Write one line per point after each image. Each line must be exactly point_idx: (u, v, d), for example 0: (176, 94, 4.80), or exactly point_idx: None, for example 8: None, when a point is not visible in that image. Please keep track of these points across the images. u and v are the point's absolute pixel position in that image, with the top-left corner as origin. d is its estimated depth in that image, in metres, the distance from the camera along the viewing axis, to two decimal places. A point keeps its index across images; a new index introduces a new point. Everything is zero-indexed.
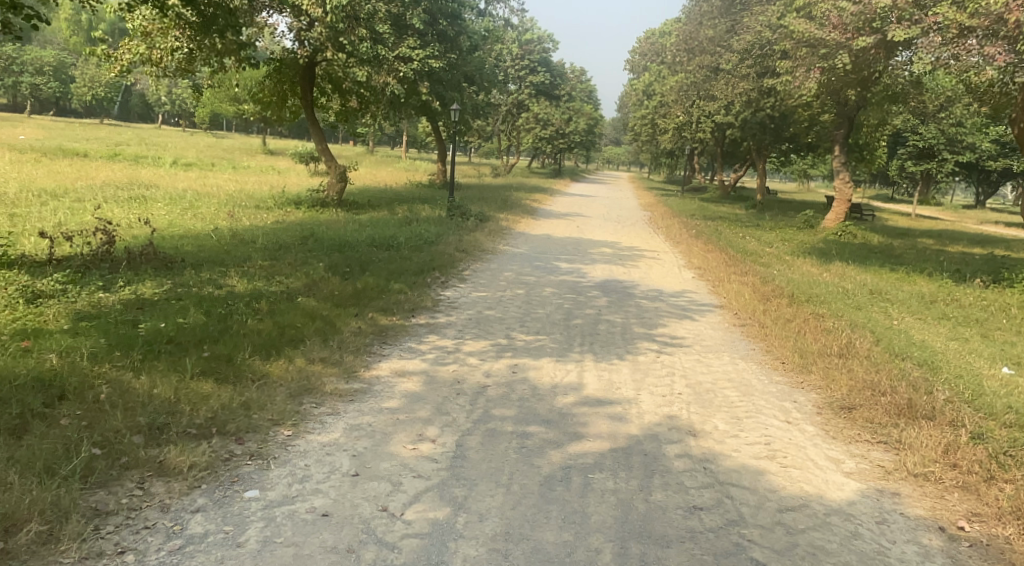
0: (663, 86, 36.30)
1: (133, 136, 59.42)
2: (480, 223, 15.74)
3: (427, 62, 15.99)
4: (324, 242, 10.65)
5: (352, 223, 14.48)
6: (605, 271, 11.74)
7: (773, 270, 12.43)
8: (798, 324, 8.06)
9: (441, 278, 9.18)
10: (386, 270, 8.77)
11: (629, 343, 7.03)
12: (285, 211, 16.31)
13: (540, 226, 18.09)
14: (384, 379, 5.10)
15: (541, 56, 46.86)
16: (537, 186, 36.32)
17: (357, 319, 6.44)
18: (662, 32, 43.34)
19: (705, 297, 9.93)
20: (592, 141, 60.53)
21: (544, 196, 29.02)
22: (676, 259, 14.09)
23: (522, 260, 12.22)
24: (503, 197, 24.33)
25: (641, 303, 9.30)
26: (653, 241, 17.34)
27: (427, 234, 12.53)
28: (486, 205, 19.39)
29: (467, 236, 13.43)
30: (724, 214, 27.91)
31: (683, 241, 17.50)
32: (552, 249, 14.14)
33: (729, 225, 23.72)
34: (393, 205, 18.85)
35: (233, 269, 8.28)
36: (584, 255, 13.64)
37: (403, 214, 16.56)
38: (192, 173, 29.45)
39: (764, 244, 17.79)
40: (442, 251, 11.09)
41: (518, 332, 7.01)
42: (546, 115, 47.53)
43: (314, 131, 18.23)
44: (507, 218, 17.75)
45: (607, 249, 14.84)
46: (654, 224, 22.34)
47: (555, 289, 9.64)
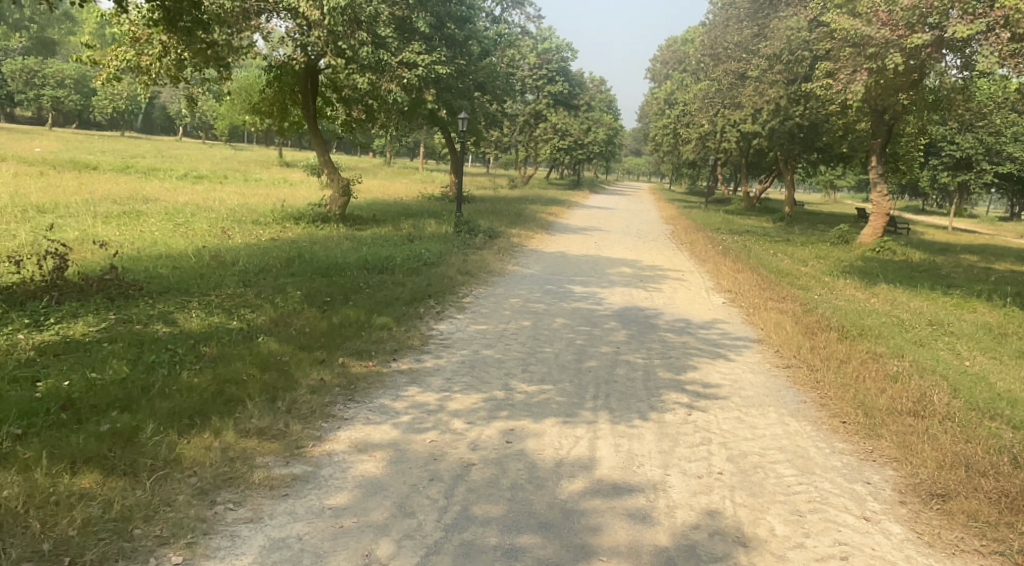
0: (686, 94, 35.04)
1: (150, 148, 59.26)
2: (489, 241, 14.63)
3: (433, 68, 14.95)
4: (310, 264, 9.57)
5: (351, 241, 13.40)
6: (625, 297, 10.53)
7: (812, 295, 11.16)
8: (855, 369, 6.79)
9: (436, 309, 8.03)
10: (371, 301, 7.63)
11: (654, 394, 5.82)
12: (282, 227, 15.35)
13: (555, 242, 16.94)
14: (338, 457, 3.94)
15: (560, 65, 45.84)
16: (555, 198, 35.16)
17: (320, 368, 5.28)
18: (684, 40, 42.11)
19: (738, 330, 8.69)
20: (612, 152, 59.34)
21: (560, 208, 27.91)
22: (704, 281, 12.82)
23: (533, 282, 11.05)
24: (518, 210, 23.22)
25: (666, 338, 8.07)
26: (677, 259, 16.10)
27: (429, 254, 11.40)
28: (499, 220, 18.28)
29: (474, 256, 12.28)
30: (751, 228, 26.54)
31: (709, 259, 16.25)
32: (566, 269, 12.96)
33: (757, 240, 22.38)
34: (399, 220, 17.83)
35: (195, 299, 7.20)
36: (602, 277, 12.43)
37: (407, 230, 15.52)
38: (199, 186, 28.70)
39: (797, 263, 16.43)
40: (443, 275, 9.97)
41: (519, 381, 5.84)
42: (564, 125, 46.43)
43: (316, 141, 17.24)
44: (519, 234, 16.63)
45: (627, 269, 13.61)
46: (678, 239, 21.09)
47: (566, 320, 8.45)
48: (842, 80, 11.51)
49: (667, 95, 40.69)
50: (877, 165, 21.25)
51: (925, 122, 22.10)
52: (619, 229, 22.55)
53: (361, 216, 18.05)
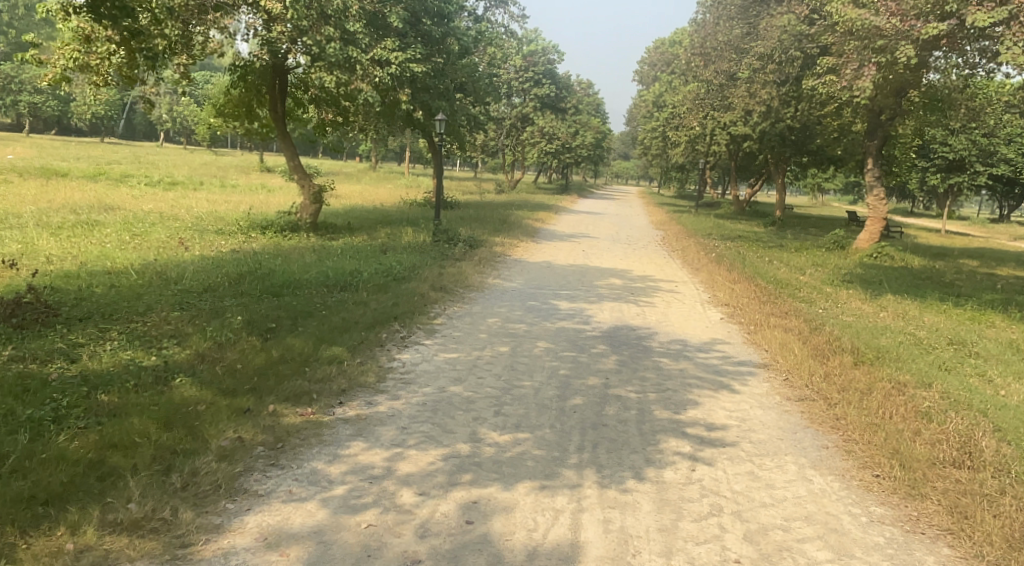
0: (674, 96, 34.28)
1: (129, 154, 57.91)
2: (469, 251, 13.70)
3: (407, 67, 13.96)
4: (263, 282, 8.58)
5: (320, 253, 12.42)
6: (615, 313, 9.61)
7: (816, 309, 10.29)
8: (879, 402, 5.90)
9: (400, 334, 7.07)
10: (323, 327, 6.66)
11: (650, 442, 4.88)
12: (247, 237, 14.36)
13: (540, 251, 16.02)
14: (236, 559, 2.99)
15: (546, 68, 45.02)
16: (542, 203, 34.27)
17: (242, 421, 4.32)
18: (673, 41, 41.42)
19: (740, 352, 7.80)
20: (600, 155, 58.60)
21: (547, 214, 27.01)
22: (699, 293, 11.94)
23: (514, 298, 10.11)
24: (503, 217, 22.27)
25: (661, 363, 7.13)
26: (670, 268, 15.21)
27: (401, 268, 10.44)
28: (481, 228, 17.32)
29: (451, 269, 11.34)
30: (743, 233, 25.75)
31: (703, 268, 15.38)
32: (552, 281, 12.04)
33: (751, 246, 21.55)
34: (375, 228, 16.86)
35: (115, 328, 6.21)
36: (590, 290, 11.52)
37: (383, 240, 14.56)
38: (171, 193, 27.58)
39: (796, 271, 15.58)
40: (413, 293, 9.01)
41: (489, 427, 4.88)
42: (551, 128, 45.60)
43: (285, 145, 16.24)
44: (502, 242, 15.71)
45: (617, 281, 12.70)
46: (669, 246, 20.23)
47: (550, 343, 7.50)
48: (846, 76, 10.68)
49: (655, 97, 39.90)
50: (874, 168, 20.51)
51: (923, 122, 21.38)
52: (608, 236, 21.66)
53: (336, 224, 17.07)
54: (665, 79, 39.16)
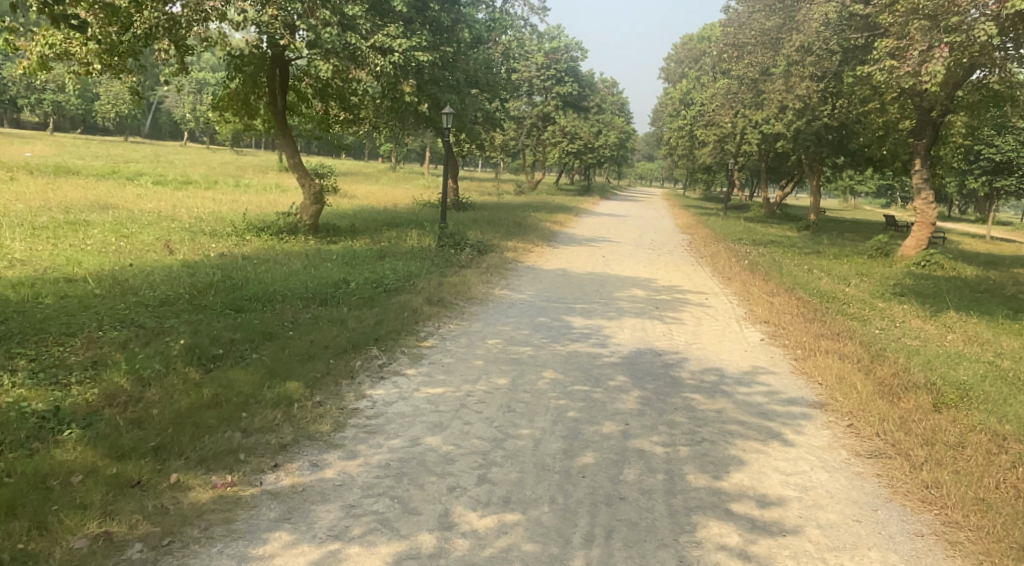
0: (703, 94, 32.82)
1: (149, 153, 57.85)
2: (478, 257, 12.51)
3: (412, 55, 12.76)
4: (230, 293, 7.45)
5: (312, 259, 11.35)
6: (637, 332, 8.34)
7: (871, 329, 8.94)
8: (979, 467, 4.62)
9: (377, 362, 5.87)
10: (279, 354, 5.48)
11: (683, 530, 3.63)
12: (241, 240, 13.32)
13: (556, 257, 14.78)
14: None
15: (569, 65, 43.76)
16: (563, 205, 33.01)
17: (121, 505, 3.15)
18: (701, 37, 39.93)
19: (789, 386, 6.52)
20: (624, 156, 57.13)
21: (567, 216, 25.74)
22: (731, 308, 10.63)
23: (521, 313, 8.87)
24: (518, 219, 21.05)
25: (693, 401, 5.85)
26: (698, 277, 13.88)
27: (394, 276, 9.27)
28: (494, 232, 16.13)
29: (453, 279, 10.14)
30: (776, 238, 24.28)
31: (735, 277, 14.02)
32: (568, 292, 10.79)
33: (785, 253, 20.09)
34: (380, 231, 15.75)
35: (26, 354, 5.10)
36: (609, 302, 10.23)
37: (385, 244, 13.44)
38: (179, 192, 26.82)
39: (838, 282, 14.17)
40: (403, 306, 7.82)
41: (469, 504, 3.67)
42: (574, 128, 44.33)
43: (283, 141, 15.14)
44: (516, 247, 14.52)
45: (640, 292, 11.42)
46: (696, 251, 18.87)
47: (559, 373, 6.26)
48: (913, 57, 9.21)
49: (682, 95, 38.41)
50: (921, 168, 19.00)
51: (976, 120, 19.75)
52: (630, 240, 20.34)
53: (338, 227, 16.02)
54: (693, 76, 37.68)
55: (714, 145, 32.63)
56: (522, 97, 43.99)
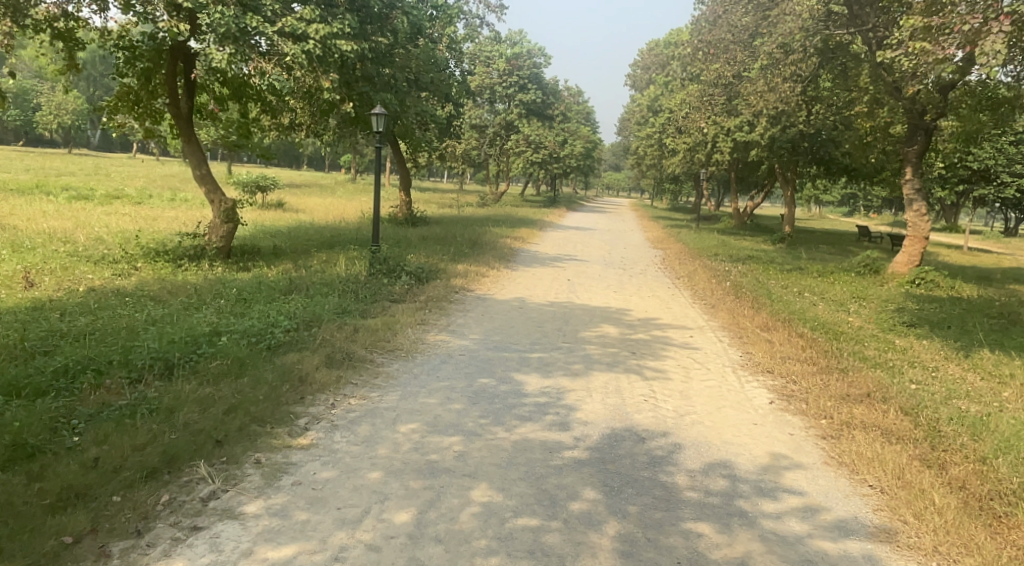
0: (672, 100, 31.25)
1: (89, 165, 54.38)
2: (415, 287, 10.37)
3: (333, 43, 10.63)
4: (25, 364, 5.21)
5: (201, 296, 9.06)
6: (611, 398, 6.23)
7: (907, 383, 7.02)
8: None
9: (197, 494, 3.71)
10: (12, 501, 3.36)
11: None
12: (128, 270, 10.99)
13: (513, 282, 12.72)
14: None
15: (532, 72, 41.97)
16: (526, 218, 30.98)
17: None
18: (669, 42, 38.55)
19: (825, 492, 4.55)
20: (590, 166, 55.54)
21: (530, 231, 23.75)
22: (723, 351, 8.63)
23: (458, 370, 6.69)
24: (473, 236, 18.90)
25: (700, 542, 3.77)
26: (677, 307, 11.90)
27: (288, 322, 7.06)
28: (441, 254, 13.97)
29: (375, 322, 7.95)
30: (753, 254, 22.60)
31: (719, 305, 12.09)
32: (523, 332, 8.65)
33: (768, 271, 18.29)
34: (309, 253, 13.52)
35: None
36: (573, 346, 8.14)
37: (306, 271, 11.23)
38: (97, 207, 24.06)
39: (836, 308, 12.33)
40: (284, 372, 5.64)
41: None
42: (538, 137, 42.61)
43: (189, 148, 12.78)
44: (465, 272, 12.41)
45: (611, 330, 9.38)
46: (671, 271, 16.94)
47: (496, 492, 4.13)
48: (959, 34, 7.23)
49: (650, 102, 36.80)
50: (912, 178, 17.45)
51: (967, 125, 18.32)
52: (598, 258, 18.31)
53: (258, 251, 13.70)
54: (661, 82, 36.09)
55: (685, 153, 31.00)
56: (484, 105, 41.98)
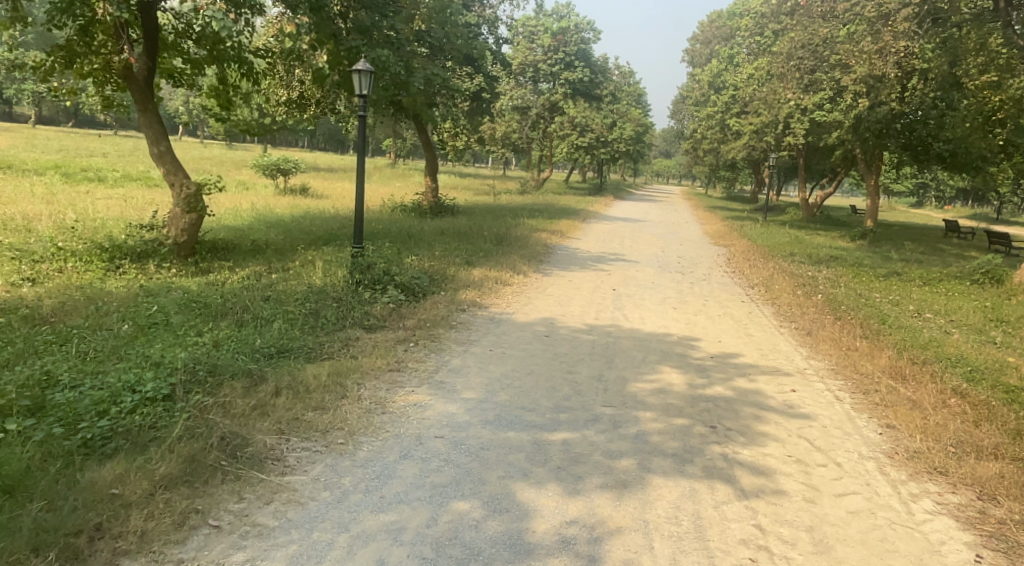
0: (739, 75, 27.85)
1: (126, 146, 53.61)
2: (405, 304, 7.69)
3: None
4: None
5: (103, 316, 6.53)
6: (691, 555, 3.46)
7: None
8: None
9: None
10: None
11: None
12: (49, 271, 8.59)
13: (548, 296, 10.01)
14: None
15: (579, 48, 38.91)
16: (569, 207, 28.16)
17: None
18: (734, 13, 35.06)
19: None
20: (641, 151, 52.34)
21: (572, 222, 21.03)
22: (850, 423, 5.73)
23: (421, 476, 3.95)
24: (503, 230, 16.18)
25: None
26: (757, 334, 8.97)
27: (161, 377, 4.44)
28: (455, 256, 11.30)
29: (318, 369, 5.27)
30: (834, 253, 19.38)
31: (816, 333, 9.11)
32: (544, 386, 5.87)
33: (860, 279, 15.10)
34: (297, 252, 11.06)
35: None
36: (619, 416, 5.34)
37: (274, 278, 8.70)
38: (99, 190, 22.07)
39: (978, 336, 9.29)
40: (72, 516, 3.03)
41: None
42: (585, 119, 39.77)
43: (143, 119, 10.29)
44: (487, 284, 9.75)
45: (677, 379, 6.55)
46: (743, 277, 13.95)
47: None
48: None
49: (711, 79, 33.31)
50: None
51: None
52: (651, 259, 15.35)
53: (234, 247, 11.24)
54: (724, 57, 32.62)
55: (750, 136, 27.58)
56: (527, 84, 39.03)
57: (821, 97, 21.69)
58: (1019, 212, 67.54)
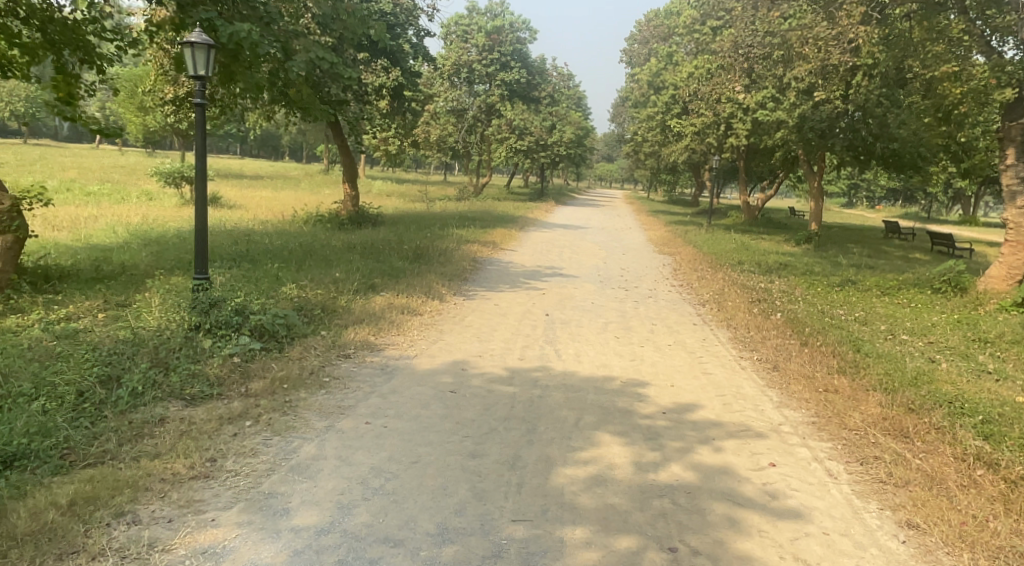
0: (680, 73, 26.73)
1: (33, 154, 49.66)
2: (258, 356, 5.72)
3: None
4: None
5: None
6: None
7: None
8: None
9: None
10: None
11: None
12: None
13: (465, 328, 8.20)
14: None
15: (514, 48, 37.45)
16: (506, 214, 26.51)
17: None
18: (671, 11, 34.22)
19: None
20: (582, 155, 51.28)
21: (507, 232, 19.35)
22: (861, 525, 4.08)
23: None
24: (425, 243, 14.33)
25: None
26: (715, 371, 7.33)
27: None
28: (355, 279, 9.38)
29: (54, 500, 3.33)
30: (785, 260, 18.24)
31: (785, 367, 7.54)
32: (430, 488, 4.02)
33: (817, 289, 13.85)
34: (156, 279, 8.94)
35: None
36: (532, 543, 3.54)
37: (95, 322, 6.60)
38: None
39: (968, 364, 7.94)
40: None
41: None
42: (522, 122, 38.33)
43: None
44: (388, 318, 7.88)
45: (620, 457, 4.79)
46: (693, 292, 12.48)
47: None
48: None
49: (651, 78, 32.25)
50: (1017, 163, 13.19)
51: None
52: (591, 274, 13.71)
53: (75, 274, 9.06)
54: (663, 55, 31.59)
55: (692, 137, 26.51)
56: (462, 85, 37.36)
57: (765, 94, 20.83)
58: (948, 211, 69.44)
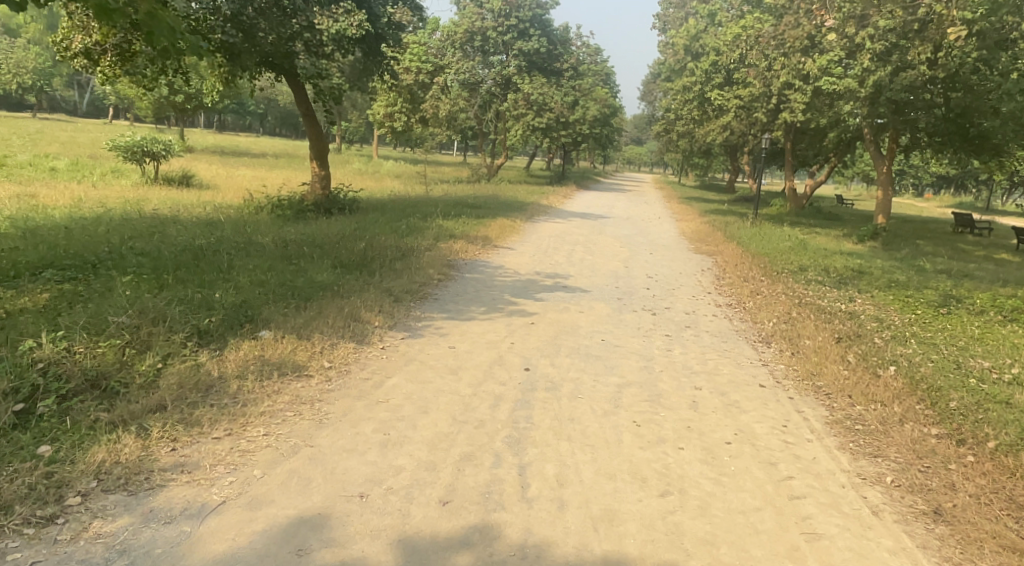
0: (725, 35, 22.76)
1: (27, 128, 46.99)
2: None
3: None
4: None
5: None
6: None
7: None
8: None
9: None
10: None
11: None
12: None
13: (371, 411, 4.69)
14: None
15: (534, 13, 33.61)
16: (514, 200, 22.93)
17: None
18: None
19: None
20: (609, 136, 47.35)
21: (508, 222, 15.84)
22: None
23: None
24: (386, 240, 10.86)
25: None
26: (829, 530, 3.78)
27: None
28: (221, 308, 5.92)
29: None
30: (855, 265, 14.49)
31: (962, 524, 3.96)
32: None
33: (918, 312, 10.17)
34: None
35: None
36: None
37: None
38: None
39: None
40: None
41: None
42: (541, 97, 34.54)
43: None
44: (224, 401, 4.38)
45: None
46: (749, 319, 8.87)
47: None
48: None
49: (689, 43, 28.25)
50: None
51: None
52: (607, 287, 10.12)
53: None
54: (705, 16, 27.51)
55: (736, 112, 22.58)
56: (475, 55, 33.33)
57: (829, 58, 17.07)
58: (1004, 202, 64.24)
